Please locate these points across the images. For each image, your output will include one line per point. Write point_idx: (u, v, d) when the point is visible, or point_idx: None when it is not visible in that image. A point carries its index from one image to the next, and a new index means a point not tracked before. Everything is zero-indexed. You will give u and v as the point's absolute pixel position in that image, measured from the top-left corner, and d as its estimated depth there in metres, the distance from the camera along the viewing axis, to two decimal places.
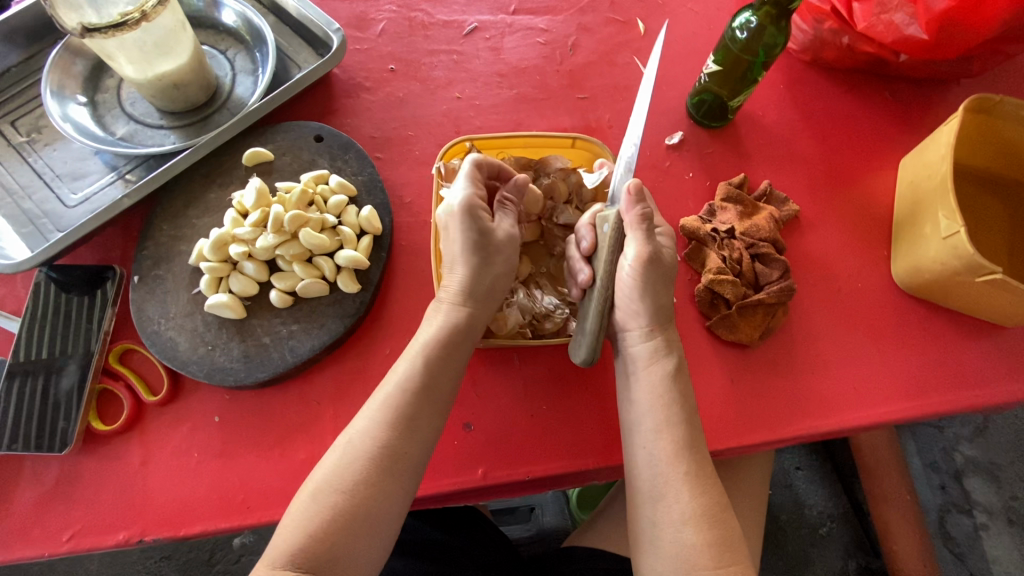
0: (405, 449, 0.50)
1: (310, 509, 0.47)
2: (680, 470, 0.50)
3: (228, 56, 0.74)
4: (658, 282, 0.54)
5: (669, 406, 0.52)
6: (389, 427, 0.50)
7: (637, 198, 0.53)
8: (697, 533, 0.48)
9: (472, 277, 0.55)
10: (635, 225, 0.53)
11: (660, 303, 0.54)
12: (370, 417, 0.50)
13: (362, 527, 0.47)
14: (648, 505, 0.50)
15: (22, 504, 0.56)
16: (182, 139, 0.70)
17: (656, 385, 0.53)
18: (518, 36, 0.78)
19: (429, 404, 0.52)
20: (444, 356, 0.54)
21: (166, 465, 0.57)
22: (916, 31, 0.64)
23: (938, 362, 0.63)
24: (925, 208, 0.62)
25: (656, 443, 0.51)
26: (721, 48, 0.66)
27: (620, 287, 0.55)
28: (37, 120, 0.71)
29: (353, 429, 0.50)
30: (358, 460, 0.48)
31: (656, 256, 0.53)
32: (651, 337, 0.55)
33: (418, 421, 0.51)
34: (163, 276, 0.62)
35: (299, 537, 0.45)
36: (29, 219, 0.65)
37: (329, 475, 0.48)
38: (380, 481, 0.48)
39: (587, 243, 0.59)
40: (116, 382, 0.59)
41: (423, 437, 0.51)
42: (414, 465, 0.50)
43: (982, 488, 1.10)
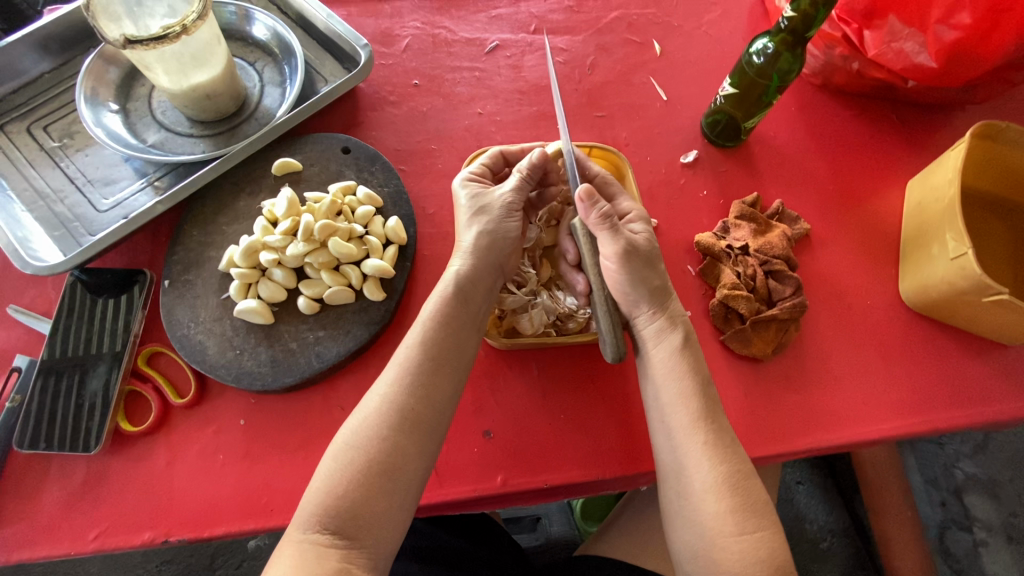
0: (423, 413, 0.51)
1: (335, 472, 0.47)
2: (700, 440, 0.51)
3: (257, 68, 0.76)
4: (642, 266, 0.56)
5: (682, 376, 0.53)
6: (404, 389, 0.51)
7: (590, 202, 0.55)
8: (720, 501, 0.49)
9: (479, 235, 0.58)
10: (600, 225, 0.55)
11: (653, 284, 0.56)
12: (388, 382, 0.51)
13: (391, 493, 0.48)
14: (673, 477, 0.52)
15: (49, 502, 0.57)
16: (210, 147, 0.72)
17: (667, 362, 0.55)
18: (538, 54, 0.80)
19: (439, 365, 0.53)
20: (454, 320, 0.55)
21: (192, 466, 0.58)
22: (925, 60, 0.66)
23: (945, 380, 0.65)
24: (932, 229, 0.64)
25: (674, 415, 0.53)
26: (737, 71, 0.69)
27: (612, 281, 0.57)
28: (70, 126, 0.73)
29: (374, 395, 0.51)
30: (378, 422, 0.49)
31: (631, 246, 0.55)
32: (660, 316, 0.56)
33: (431, 384, 0.52)
34: (192, 280, 0.64)
35: (326, 500, 0.46)
36: (61, 222, 0.67)
37: (350, 439, 0.49)
38: (404, 444, 0.49)
39: (572, 254, 0.62)
40: (144, 384, 0.61)
41: (441, 400, 0.52)
42: (433, 427, 0.51)
43: (981, 504, 1.10)
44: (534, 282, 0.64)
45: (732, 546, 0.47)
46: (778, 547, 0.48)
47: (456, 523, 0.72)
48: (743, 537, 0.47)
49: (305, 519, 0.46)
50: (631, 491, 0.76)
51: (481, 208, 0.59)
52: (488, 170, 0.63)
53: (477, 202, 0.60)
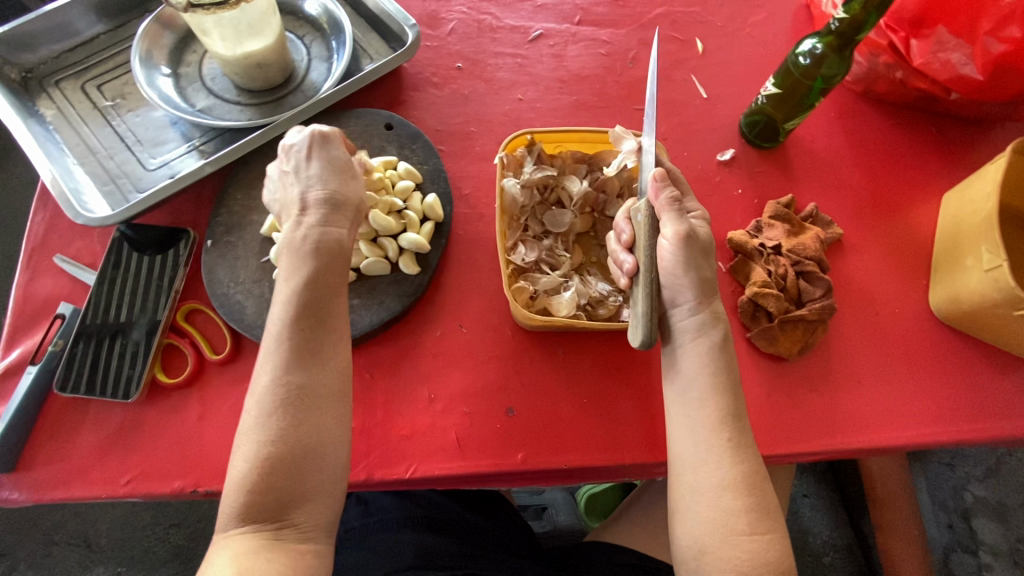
0: (313, 388, 0.49)
1: (248, 465, 0.46)
2: (724, 437, 0.52)
3: (305, 43, 0.78)
4: (698, 255, 0.55)
5: (716, 374, 0.53)
6: (289, 369, 0.48)
7: (663, 184, 0.55)
8: (736, 500, 0.50)
9: (328, 219, 0.52)
10: (666, 207, 0.55)
11: (704, 276, 0.55)
12: (270, 363, 0.49)
13: (319, 465, 0.47)
14: (688, 472, 0.52)
15: (84, 445, 0.59)
16: (257, 116, 0.74)
17: (704, 356, 0.54)
18: (580, 45, 0.81)
19: (313, 334, 0.50)
20: (317, 291, 0.50)
21: (223, 421, 0.59)
22: (971, 71, 0.66)
23: (969, 393, 0.65)
24: (966, 241, 0.64)
25: (701, 409, 0.53)
26: (782, 71, 0.69)
27: (665, 265, 0.55)
28: (122, 87, 0.75)
29: (263, 375, 0.49)
30: (272, 403, 0.47)
31: (692, 232, 0.55)
32: (703, 311, 0.55)
33: (319, 357, 0.50)
34: (234, 242, 0.65)
35: (248, 482, 0.46)
36: (110, 179, 0.69)
37: (253, 430, 0.47)
38: (305, 421, 0.48)
39: (626, 235, 0.60)
40: (182, 339, 0.62)
41: (324, 376, 0.49)
42: (328, 400, 0.49)
43: (989, 529, 1.10)
44: (567, 265, 0.65)
45: (742, 545, 0.49)
46: (785, 550, 0.50)
47: (472, 500, 0.74)
48: (752, 536, 0.49)
49: (227, 516, 0.46)
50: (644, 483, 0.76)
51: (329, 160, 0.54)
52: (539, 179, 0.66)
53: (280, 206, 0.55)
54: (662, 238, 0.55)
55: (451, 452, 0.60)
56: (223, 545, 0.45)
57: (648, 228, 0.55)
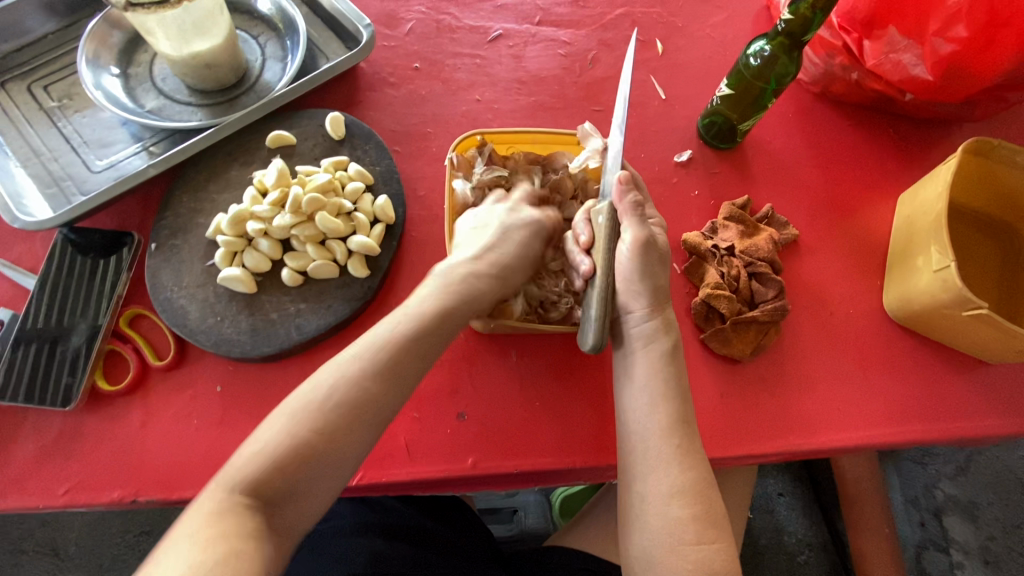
0: (382, 400, 0.46)
1: (276, 440, 0.42)
2: (673, 444, 0.51)
3: (260, 42, 0.77)
4: (655, 262, 0.56)
5: (666, 380, 0.53)
6: (375, 371, 0.47)
7: (626, 189, 0.56)
8: (683, 507, 0.49)
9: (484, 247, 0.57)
10: (629, 211, 0.55)
11: (658, 283, 0.56)
12: (361, 360, 0.47)
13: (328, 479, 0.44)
14: (637, 481, 0.52)
15: (21, 455, 0.57)
16: (208, 117, 0.72)
17: (655, 363, 0.54)
18: (540, 46, 0.80)
19: (425, 358, 0.50)
20: (449, 315, 0.52)
21: (165, 428, 0.58)
22: (921, 72, 0.66)
23: (923, 393, 0.65)
24: (918, 241, 0.64)
25: (650, 415, 0.53)
26: (734, 74, 0.69)
27: (620, 271, 0.56)
28: (70, 87, 0.73)
29: (338, 369, 0.46)
30: (342, 391, 0.45)
31: (651, 240, 0.55)
32: (655, 317, 0.55)
33: (404, 382, 0.48)
34: (179, 246, 0.64)
35: (262, 469, 0.41)
36: (54, 181, 0.67)
37: (301, 408, 0.44)
38: (353, 426, 0.45)
39: (585, 236, 0.57)
40: (125, 345, 0.61)
41: (401, 390, 0.48)
42: (387, 415, 0.47)
43: (960, 527, 1.11)
44: None
45: (689, 555, 0.48)
46: (732, 560, 0.49)
47: (431, 506, 0.73)
48: (698, 546, 0.48)
49: (230, 479, 0.41)
50: (606, 486, 0.76)
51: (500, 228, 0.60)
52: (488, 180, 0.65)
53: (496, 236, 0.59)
54: (621, 242, 0.56)
55: (400, 458, 0.59)
56: (205, 504, 0.40)
57: (609, 231, 0.54)
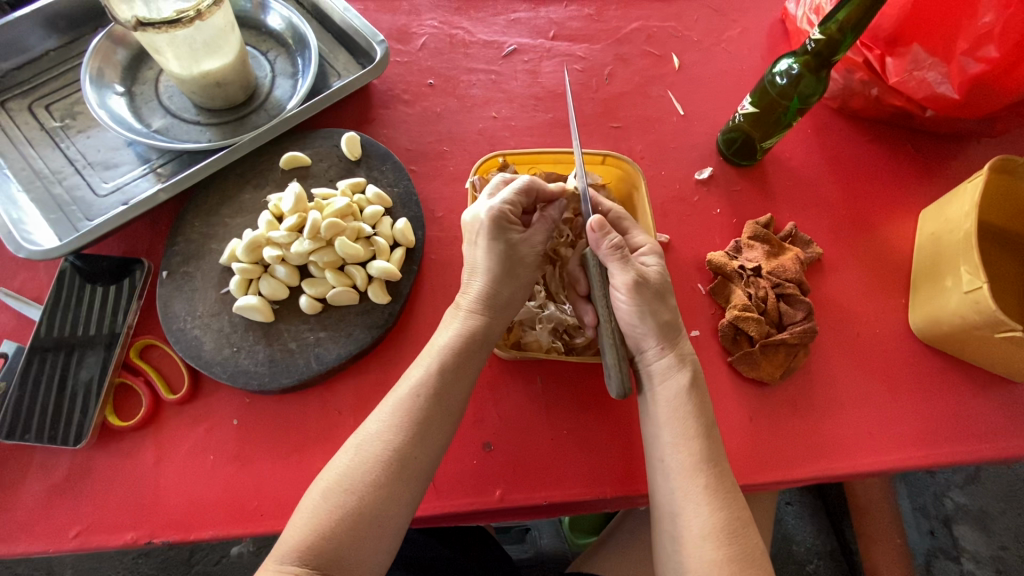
0: (419, 457, 0.48)
1: (322, 509, 0.45)
2: (700, 483, 0.49)
3: (269, 58, 0.74)
4: (652, 300, 0.53)
5: (688, 417, 0.52)
6: (406, 430, 0.48)
7: (602, 233, 0.53)
8: (717, 549, 0.47)
9: (492, 284, 0.54)
10: (612, 255, 0.53)
11: (662, 320, 0.54)
12: (388, 420, 0.49)
13: (377, 538, 0.45)
14: (668, 521, 0.50)
15: (28, 495, 0.55)
16: (217, 136, 0.70)
17: (674, 400, 0.52)
18: (556, 61, 0.79)
19: (448, 409, 0.51)
20: (466, 360, 0.52)
21: (181, 465, 0.56)
22: (947, 90, 0.66)
23: (951, 415, 0.64)
24: (946, 260, 0.64)
25: (674, 454, 0.51)
26: (758, 90, 0.68)
27: (622, 315, 0.54)
28: (72, 107, 0.71)
29: (371, 434, 0.48)
30: (375, 451, 0.47)
31: (641, 278, 0.53)
32: (667, 353, 0.54)
33: (435, 433, 0.49)
34: (191, 273, 0.62)
35: (309, 539, 0.43)
36: (58, 206, 0.64)
37: (341, 474, 0.46)
38: (392, 487, 0.46)
39: (582, 284, 0.61)
40: (136, 377, 0.58)
41: (434, 445, 0.49)
42: (424, 471, 0.48)
43: (970, 535, 1.11)
44: (542, 295, 0.62)
45: None
46: None
47: (449, 535, 0.71)
48: None
49: (286, 550, 0.43)
50: (628, 509, 0.74)
51: (508, 254, 0.54)
52: (515, 205, 0.55)
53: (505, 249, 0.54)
54: (614, 288, 0.54)
55: (425, 491, 0.57)
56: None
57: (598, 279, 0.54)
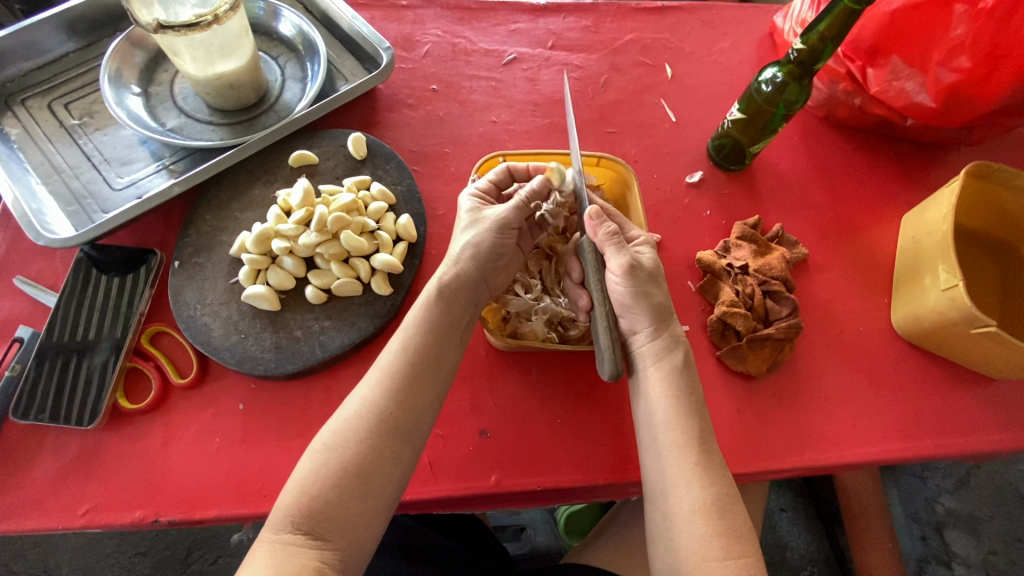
0: (401, 419, 0.50)
1: (311, 474, 0.47)
2: (691, 460, 0.51)
3: (280, 63, 0.78)
4: (646, 283, 0.56)
5: (679, 396, 0.54)
6: (390, 394, 0.50)
7: (598, 221, 0.56)
8: (707, 523, 0.49)
9: (470, 254, 0.57)
10: (607, 242, 0.56)
11: (655, 302, 0.56)
12: (371, 385, 0.51)
13: (366, 499, 0.47)
14: (660, 498, 0.52)
15: (40, 475, 0.56)
16: (228, 135, 0.73)
17: (666, 379, 0.55)
18: (554, 70, 0.83)
19: (428, 374, 0.53)
20: (442, 326, 0.54)
21: (188, 446, 0.58)
22: (924, 99, 0.69)
23: (932, 409, 0.66)
24: (925, 261, 0.66)
25: (666, 433, 0.53)
26: (746, 97, 0.71)
27: (616, 295, 0.57)
28: (90, 106, 0.74)
29: (355, 399, 0.51)
30: (359, 417, 0.49)
31: (635, 263, 0.55)
32: (660, 334, 0.56)
33: (416, 396, 0.51)
34: (203, 263, 0.64)
35: (300, 501, 0.45)
36: (75, 199, 0.67)
37: (328, 440, 0.48)
38: (378, 449, 0.48)
39: (576, 272, 0.63)
40: (147, 362, 0.61)
41: (419, 410, 0.51)
42: (410, 434, 0.50)
43: (961, 541, 1.12)
44: (538, 288, 0.65)
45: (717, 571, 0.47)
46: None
47: (447, 524, 0.73)
48: (725, 561, 0.47)
49: (279, 518, 0.45)
50: (621, 503, 0.76)
51: (477, 223, 0.59)
52: (493, 186, 0.63)
53: (475, 216, 0.59)
54: (610, 272, 0.56)
55: (423, 475, 0.59)
56: (268, 546, 0.44)
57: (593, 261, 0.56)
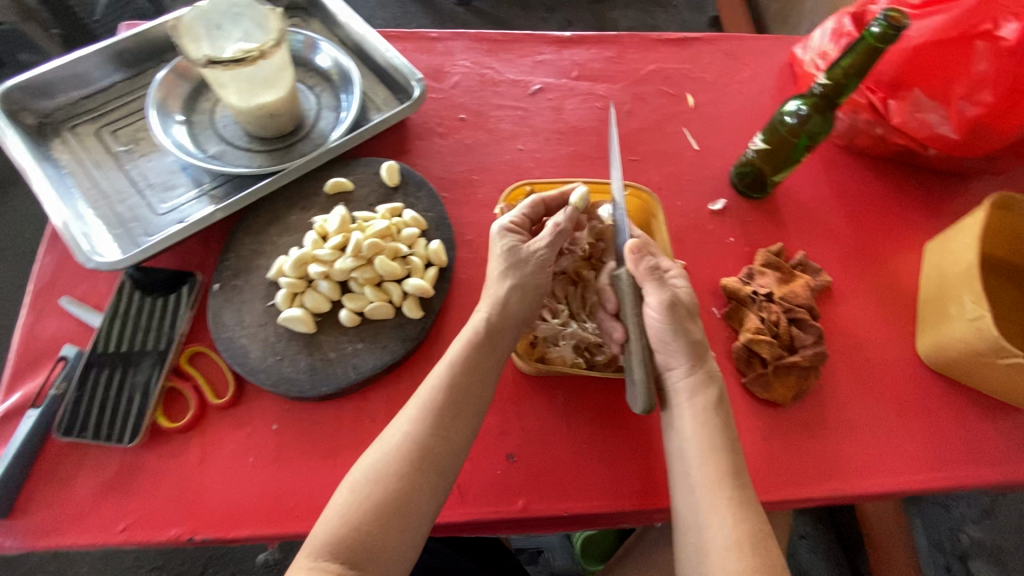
0: (439, 452, 0.51)
1: (350, 502, 0.48)
2: (724, 496, 0.52)
3: (315, 93, 0.81)
4: (684, 319, 0.57)
5: (713, 433, 0.54)
6: (429, 427, 0.52)
7: (639, 255, 0.57)
8: (741, 560, 0.49)
9: (507, 290, 0.59)
10: (647, 276, 0.57)
11: (692, 338, 0.57)
12: (411, 418, 0.52)
13: (404, 530, 0.48)
14: (693, 533, 0.52)
15: (81, 491, 0.58)
16: (265, 162, 0.76)
17: (700, 416, 0.55)
18: (578, 99, 0.85)
19: (465, 409, 0.54)
20: (481, 362, 0.56)
21: (222, 466, 0.59)
22: (947, 131, 0.70)
23: (961, 439, 0.66)
24: (950, 291, 0.67)
25: (699, 469, 0.53)
26: (769, 128, 0.73)
27: (653, 330, 0.58)
28: (136, 133, 0.77)
29: (395, 431, 0.52)
30: (400, 449, 0.51)
31: (674, 299, 0.57)
32: (696, 370, 0.57)
33: (453, 430, 0.53)
34: (241, 286, 0.66)
35: (339, 529, 0.46)
36: (121, 222, 0.70)
37: (367, 469, 0.50)
38: (416, 480, 0.49)
39: (612, 303, 0.62)
40: (184, 382, 0.63)
41: (456, 445, 0.52)
42: (446, 467, 0.51)
43: (987, 572, 1.10)
44: (565, 313, 0.66)
45: None
46: None
47: (470, 547, 0.73)
48: None
49: (317, 546, 0.46)
50: (643, 528, 0.76)
51: (512, 258, 0.60)
52: (525, 220, 0.64)
53: (512, 254, 0.60)
54: (647, 306, 0.57)
55: (451, 498, 0.60)
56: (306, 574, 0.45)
57: (632, 295, 0.57)
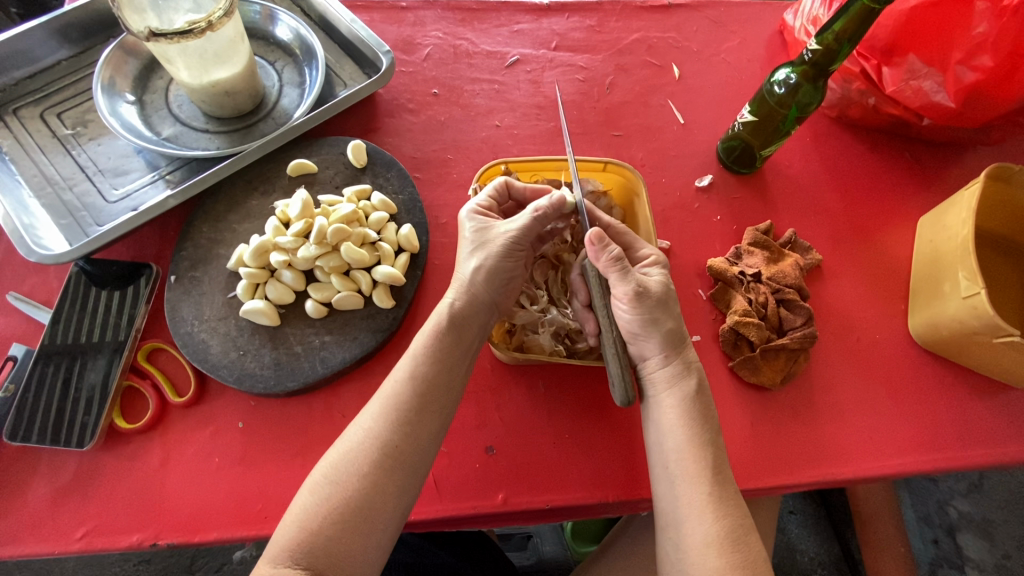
0: (405, 450, 0.49)
1: (311, 505, 0.45)
2: (703, 491, 0.49)
3: (277, 68, 0.76)
4: (655, 309, 0.54)
5: (690, 426, 0.52)
6: (393, 423, 0.49)
7: (601, 245, 0.53)
8: (719, 558, 0.47)
9: (479, 275, 0.55)
10: (610, 267, 0.53)
11: (666, 329, 0.54)
12: (373, 415, 0.50)
13: (369, 533, 0.45)
14: (671, 528, 0.50)
15: (35, 497, 0.55)
16: (225, 144, 0.71)
17: (677, 408, 0.53)
18: (558, 71, 0.80)
19: (432, 404, 0.51)
20: (449, 354, 0.53)
21: (186, 467, 0.56)
22: (943, 99, 0.67)
23: (951, 420, 0.64)
24: (944, 267, 0.64)
25: (678, 463, 0.51)
26: (757, 100, 0.69)
27: (624, 322, 0.55)
28: (84, 114, 0.72)
29: (358, 429, 0.49)
30: (364, 449, 0.48)
31: (643, 289, 0.53)
32: (671, 361, 0.55)
33: (419, 427, 0.50)
34: (199, 278, 0.63)
35: (300, 534, 0.44)
36: (69, 211, 0.66)
37: (329, 470, 0.47)
38: (380, 481, 0.47)
39: (582, 295, 0.61)
40: (143, 380, 0.59)
41: (423, 442, 0.50)
42: (413, 465, 0.49)
43: (974, 544, 1.10)
44: (544, 299, 0.63)
45: None
46: None
47: (450, 540, 0.71)
48: None
49: (276, 551, 0.43)
50: (630, 515, 0.74)
51: (484, 244, 0.56)
52: (494, 203, 0.60)
53: (481, 236, 0.57)
54: (616, 300, 0.55)
55: (427, 494, 0.57)
56: None
57: (600, 282, 0.56)
